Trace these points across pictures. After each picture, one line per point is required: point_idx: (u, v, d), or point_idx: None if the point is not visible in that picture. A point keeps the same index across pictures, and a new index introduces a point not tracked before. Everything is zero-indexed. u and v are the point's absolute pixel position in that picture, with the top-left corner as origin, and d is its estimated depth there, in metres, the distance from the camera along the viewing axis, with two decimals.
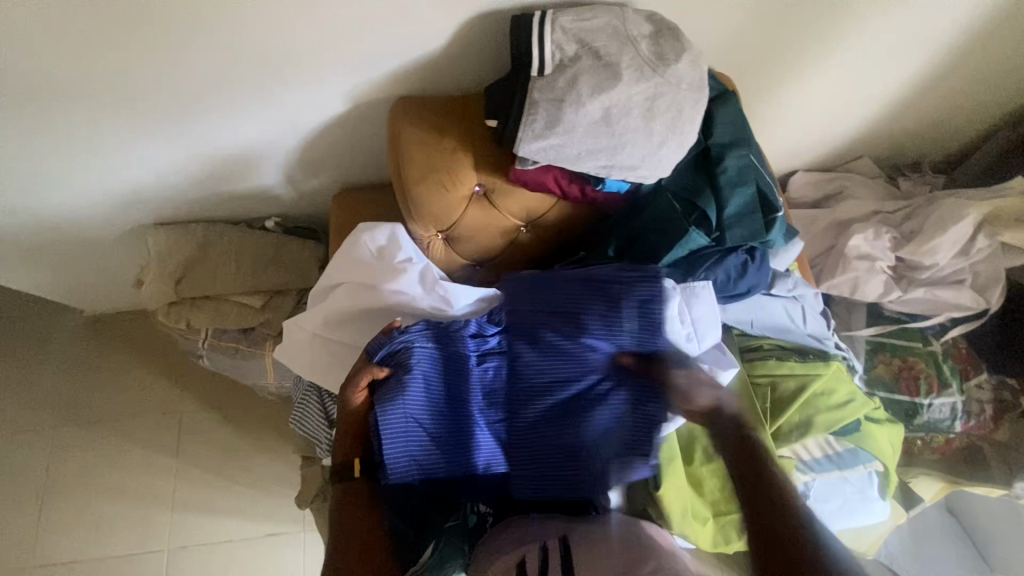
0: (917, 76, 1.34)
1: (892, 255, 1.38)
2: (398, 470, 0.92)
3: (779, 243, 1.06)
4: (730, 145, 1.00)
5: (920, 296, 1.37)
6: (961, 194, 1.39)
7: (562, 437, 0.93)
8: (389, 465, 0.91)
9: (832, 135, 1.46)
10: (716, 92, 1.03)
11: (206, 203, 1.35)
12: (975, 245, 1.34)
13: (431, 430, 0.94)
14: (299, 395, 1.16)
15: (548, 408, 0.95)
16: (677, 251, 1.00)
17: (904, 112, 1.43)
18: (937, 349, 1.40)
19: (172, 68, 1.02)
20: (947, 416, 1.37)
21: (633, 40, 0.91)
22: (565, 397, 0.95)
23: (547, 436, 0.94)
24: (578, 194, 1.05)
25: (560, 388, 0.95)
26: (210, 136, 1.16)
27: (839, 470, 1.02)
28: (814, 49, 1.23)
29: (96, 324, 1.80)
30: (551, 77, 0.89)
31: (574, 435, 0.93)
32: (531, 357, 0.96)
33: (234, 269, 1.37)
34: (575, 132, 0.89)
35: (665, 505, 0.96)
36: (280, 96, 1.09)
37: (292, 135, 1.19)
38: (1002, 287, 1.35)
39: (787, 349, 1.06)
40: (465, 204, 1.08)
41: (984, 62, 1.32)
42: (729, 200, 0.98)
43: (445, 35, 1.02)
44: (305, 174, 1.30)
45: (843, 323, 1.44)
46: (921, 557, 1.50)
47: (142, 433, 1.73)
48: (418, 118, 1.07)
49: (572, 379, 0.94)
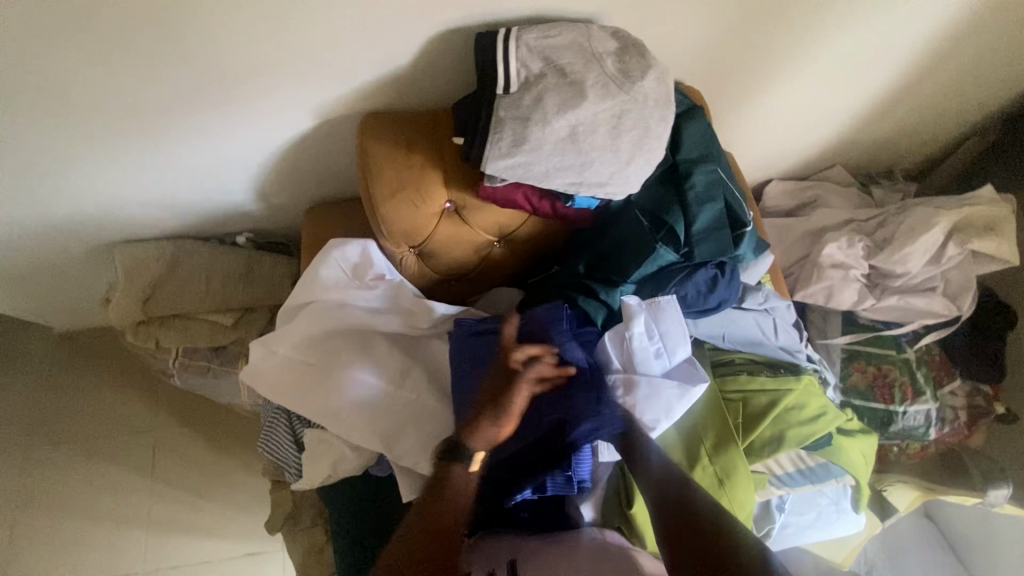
0: (888, 86, 1.35)
1: (866, 263, 1.39)
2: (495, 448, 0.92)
3: (749, 257, 1.06)
4: (697, 161, 1.01)
5: (894, 304, 1.39)
6: (932, 203, 1.41)
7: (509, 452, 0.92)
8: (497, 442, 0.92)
9: (807, 144, 1.47)
10: (683, 107, 1.04)
11: (174, 218, 1.32)
12: (945, 253, 1.36)
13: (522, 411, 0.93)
14: (268, 420, 1.13)
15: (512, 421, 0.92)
16: (647, 267, 1.00)
17: (876, 121, 1.44)
18: (911, 356, 1.41)
19: (134, 85, 0.99)
20: (921, 423, 1.38)
21: (598, 57, 0.91)
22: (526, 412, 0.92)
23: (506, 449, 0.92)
24: (548, 211, 1.05)
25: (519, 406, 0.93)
26: (177, 153, 1.14)
27: (811, 484, 1.03)
28: (786, 60, 1.23)
29: (66, 342, 1.74)
30: (517, 95, 0.88)
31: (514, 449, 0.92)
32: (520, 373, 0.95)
33: (203, 286, 1.34)
34: (542, 150, 0.88)
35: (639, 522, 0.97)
36: (246, 111, 1.07)
37: (261, 151, 1.16)
38: (973, 294, 1.36)
39: (758, 363, 1.07)
40: (435, 221, 1.07)
41: (954, 72, 1.34)
42: (697, 216, 0.99)
43: (413, 51, 1.01)
44: (276, 189, 1.27)
45: (819, 331, 1.45)
46: (899, 562, 1.51)
47: (115, 453, 1.68)
48: (385, 135, 1.05)
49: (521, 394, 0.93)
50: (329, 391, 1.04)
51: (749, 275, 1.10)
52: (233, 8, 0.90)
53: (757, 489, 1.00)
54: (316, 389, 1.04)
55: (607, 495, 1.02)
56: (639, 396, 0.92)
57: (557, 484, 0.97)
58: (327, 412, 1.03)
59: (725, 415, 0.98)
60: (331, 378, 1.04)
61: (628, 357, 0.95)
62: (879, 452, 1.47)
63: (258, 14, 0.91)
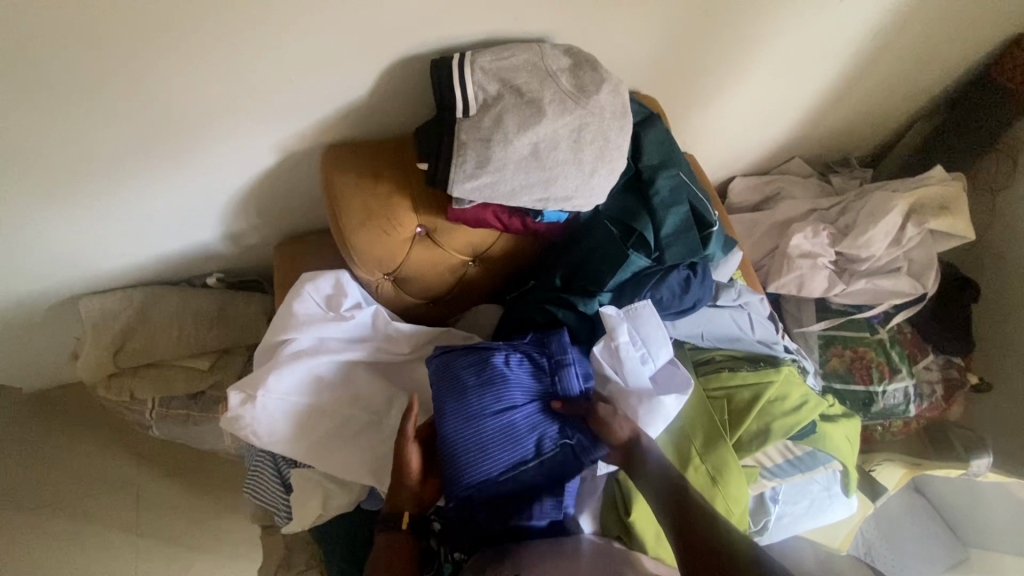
0: (835, 78, 1.40)
1: (832, 250, 1.43)
2: (481, 473, 0.90)
3: (718, 256, 1.11)
4: (659, 167, 1.04)
5: (862, 287, 1.42)
6: (887, 187, 1.46)
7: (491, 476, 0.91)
8: (485, 467, 0.90)
9: (764, 139, 1.52)
10: (641, 117, 1.07)
11: (139, 268, 1.29)
12: (905, 234, 1.41)
13: (519, 433, 0.92)
14: (252, 463, 1.11)
15: (500, 443, 0.91)
16: (622, 274, 1.02)
17: (827, 113, 1.50)
18: (884, 337, 1.44)
19: (90, 137, 0.97)
20: (901, 401, 1.42)
21: (553, 75, 0.93)
22: (513, 433, 0.92)
23: (489, 471, 0.90)
24: (520, 227, 1.05)
25: (509, 428, 0.92)
26: (140, 202, 1.12)
27: (802, 474, 1.04)
28: (735, 61, 1.27)
29: (35, 402, 1.67)
30: (476, 118, 0.89)
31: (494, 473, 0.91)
32: (513, 395, 0.94)
33: (176, 332, 1.31)
34: (506, 170, 0.89)
35: (636, 525, 0.97)
36: (205, 153, 1.06)
37: (224, 190, 1.14)
38: (935, 271, 1.41)
39: (739, 359, 1.10)
40: (408, 246, 1.07)
41: (894, 61, 1.40)
42: (664, 221, 1.02)
43: (371, 80, 1.02)
44: (243, 227, 1.25)
45: (795, 321, 1.48)
46: (894, 539, 1.54)
47: (94, 514, 1.61)
48: (350, 166, 1.05)
49: (508, 414, 0.93)
50: (311, 430, 1.01)
51: (723, 271, 1.13)
52: (189, 53, 0.89)
53: (751, 482, 1.00)
54: (296, 431, 1.00)
55: (603, 503, 1.01)
56: (637, 411, 0.92)
57: (545, 509, 0.96)
58: (311, 451, 1.00)
59: (711, 413, 1.00)
60: (317, 418, 1.02)
61: (617, 367, 0.95)
62: (864, 433, 1.51)
63: (213, 56, 0.91)
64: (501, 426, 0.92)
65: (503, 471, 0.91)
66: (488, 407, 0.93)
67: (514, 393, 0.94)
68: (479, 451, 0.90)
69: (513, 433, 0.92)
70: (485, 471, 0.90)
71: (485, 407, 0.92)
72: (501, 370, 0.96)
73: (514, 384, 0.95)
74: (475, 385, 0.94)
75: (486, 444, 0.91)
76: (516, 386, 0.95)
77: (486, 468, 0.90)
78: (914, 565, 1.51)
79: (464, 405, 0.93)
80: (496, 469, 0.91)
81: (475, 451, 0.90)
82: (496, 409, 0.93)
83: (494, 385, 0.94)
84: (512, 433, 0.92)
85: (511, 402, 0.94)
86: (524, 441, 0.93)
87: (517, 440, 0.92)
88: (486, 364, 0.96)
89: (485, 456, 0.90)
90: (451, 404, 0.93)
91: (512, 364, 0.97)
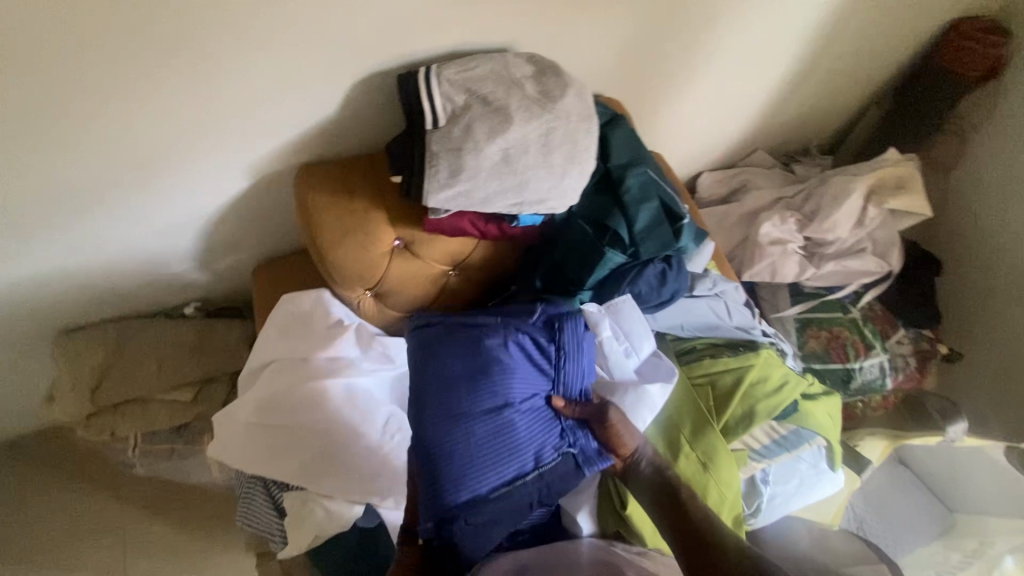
0: (788, 71, 1.46)
1: (801, 236, 1.49)
2: (464, 481, 0.85)
3: (691, 248, 1.11)
4: (628, 165, 1.07)
5: (832, 269, 1.48)
6: (847, 172, 1.52)
7: (477, 483, 0.86)
8: (471, 473, 0.86)
9: (728, 133, 1.57)
10: (606, 118, 1.10)
11: (113, 302, 1.26)
12: (867, 216, 1.47)
13: (512, 432, 0.89)
14: (243, 490, 1.09)
15: (489, 443, 0.87)
16: (599, 272, 1.04)
17: (785, 104, 1.56)
18: (856, 315, 1.50)
19: (55, 170, 0.96)
20: (877, 375, 1.47)
21: (518, 82, 0.96)
22: (503, 431, 0.88)
23: (476, 474, 0.86)
24: (496, 233, 1.07)
25: (500, 425, 0.89)
26: (111, 235, 1.10)
27: (789, 452, 1.08)
28: (693, 60, 1.32)
29: (12, 449, 1.62)
30: (447, 128, 0.91)
31: (481, 479, 0.86)
32: (511, 386, 0.91)
33: (156, 365, 1.28)
34: (480, 177, 0.91)
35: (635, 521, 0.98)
36: (175, 180, 1.05)
37: (196, 217, 1.13)
38: (898, 249, 1.47)
39: (720, 346, 1.13)
40: (387, 260, 1.08)
41: (842, 52, 1.47)
42: (636, 217, 1.03)
43: (339, 98, 1.03)
44: (219, 253, 1.24)
45: (771, 306, 1.52)
46: (884, 512, 1.59)
47: (78, 561, 1.55)
48: (324, 184, 1.05)
49: (502, 409, 0.89)
50: (301, 451, 1.01)
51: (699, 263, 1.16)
52: (156, 82, 0.90)
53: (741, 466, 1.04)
54: (286, 454, 1.01)
55: (601, 501, 1.01)
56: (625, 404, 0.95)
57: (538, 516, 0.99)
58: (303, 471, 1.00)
59: (697, 400, 1.02)
60: (310, 443, 1.01)
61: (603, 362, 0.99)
62: (847, 411, 1.55)
63: (179, 83, 0.91)
64: (490, 418, 0.89)
65: (491, 469, 0.87)
66: (477, 398, 0.89)
67: (512, 385, 0.91)
68: (466, 452, 0.86)
69: (505, 430, 0.88)
70: (473, 481, 0.86)
71: (473, 398, 0.89)
72: (498, 362, 0.92)
73: (512, 374, 0.92)
74: (463, 375, 0.91)
75: (473, 437, 0.87)
76: (515, 376, 0.92)
77: (469, 463, 0.86)
78: (903, 535, 1.55)
79: (455, 400, 0.89)
80: (483, 467, 0.87)
81: (457, 444, 0.87)
82: (486, 400, 0.90)
83: (486, 374, 0.91)
84: (504, 426, 0.89)
85: (507, 394, 0.90)
86: (518, 436, 0.89)
87: (509, 438, 0.88)
88: (483, 355, 0.93)
89: (473, 457, 0.86)
90: (436, 394, 0.90)
91: (510, 352, 0.93)
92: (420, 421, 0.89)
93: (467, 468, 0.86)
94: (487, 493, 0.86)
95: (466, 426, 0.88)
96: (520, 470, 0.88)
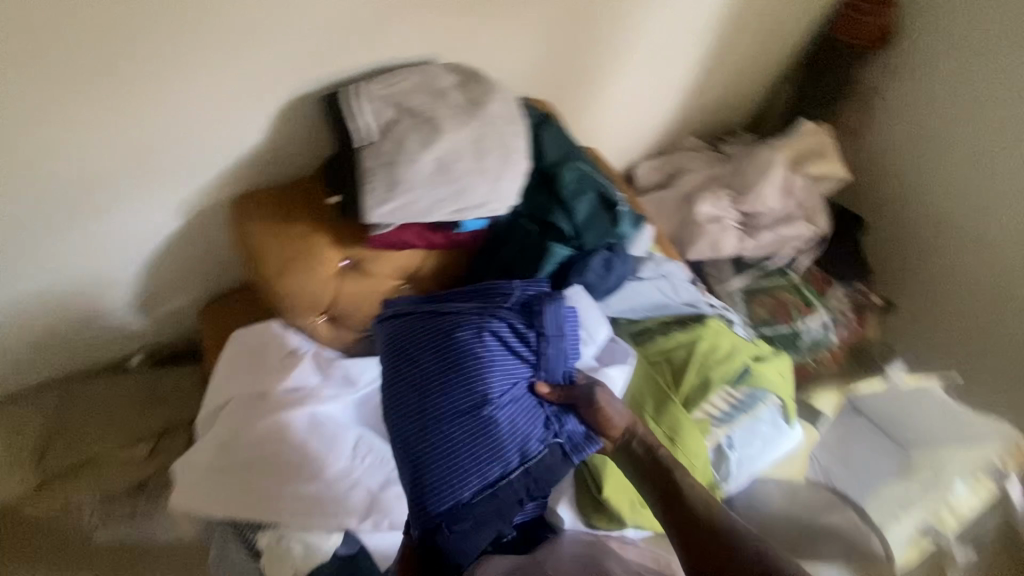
0: (703, 58, 1.55)
1: (735, 210, 1.57)
2: (447, 489, 0.85)
3: (633, 234, 1.15)
4: (561, 162, 1.13)
5: (769, 238, 1.56)
6: (769, 146, 1.62)
7: (460, 489, 0.86)
8: (453, 479, 0.85)
9: (656, 123, 1.64)
10: (536, 120, 1.16)
11: (50, 361, 1.20)
12: (792, 184, 1.57)
13: (497, 429, 0.88)
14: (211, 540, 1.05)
15: (474, 443, 0.87)
16: (547, 267, 1.07)
17: (705, 90, 1.65)
18: (796, 279, 1.59)
19: None
20: (821, 332, 1.56)
21: (445, 92, 0.99)
22: (487, 430, 0.88)
23: (458, 479, 0.86)
24: (443, 241, 1.09)
25: (483, 424, 0.88)
26: (39, 287, 1.05)
27: (747, 415, 1.09)
28: (613, 56, 1.38)
29: None
30: (379, 143, 0.92)
31: (465, 483, 0.86)
32: (492, 382, 0.90)
33: (103, 425, 1.21)
34: (417, 186, 0.92)
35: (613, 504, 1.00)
36: (101, 223, 1.02)
37: (130, 261, 1.10)
38: (824, 211, 1.58)
39: (671, 322, 1.18)
40: (337, 281, 1.07)
41: (749, 36, 1.57)
42: (575, 209, 1.09)
43: (267, 125, 1.02)
44: (160, 298, 1.20)
45: (718, 280, 1.57)
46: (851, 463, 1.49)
47: None
48: (263, 213, 1.05)
49: (484, 407, 0.88)
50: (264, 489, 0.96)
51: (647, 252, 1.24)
52: (75, 120, 0.88)
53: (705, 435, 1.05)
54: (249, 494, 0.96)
55: (578, 491, 1.02)
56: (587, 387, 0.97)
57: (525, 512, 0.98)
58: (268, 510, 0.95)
59: (655, 376, 1.07)
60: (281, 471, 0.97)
61: None
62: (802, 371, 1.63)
63: (95, 123, 0.90)
64: (470, 419, 0.88)
65: (473, 471, 0.87)
66: (455, 401, 0.89)
67: (493, 380, 0.90)
68: (448, 458, 0.86)
69: (490, 428, 0.88)
70: (455, 488, 0.85)
71: (451, 401, 0.89)
72: (476, 357, 0.90)
73: (493, 370, 0.91)
74: (439, 380, 0.91)
75: (452, 441, 0.87)
76: (496, 371, 0.90)
77: (452, 470, 0.86)
78: None
79: (432, 405, 0.88)
80: (469, 471, 0.87)
81: (438, 450, 0.87)
82: (465, 401, 0.89)
83: (465, 376, 0.90)
84: (487, 425, 0.88)
85: (489, 390, 0.89)
86: (502, 431, 0.89)
87: (495, 434, 0.88)
88: (461, 355, 0.91)
89: (458, 462, 0.86)
90: (412, 402, 0.90)
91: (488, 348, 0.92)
92: (401, 430, 0.88)
93: (449, 474, 0.86)
94: (470, 496, 0.87)
95: (447, 431, 0.88)
96: (503, 472, 0.89)
